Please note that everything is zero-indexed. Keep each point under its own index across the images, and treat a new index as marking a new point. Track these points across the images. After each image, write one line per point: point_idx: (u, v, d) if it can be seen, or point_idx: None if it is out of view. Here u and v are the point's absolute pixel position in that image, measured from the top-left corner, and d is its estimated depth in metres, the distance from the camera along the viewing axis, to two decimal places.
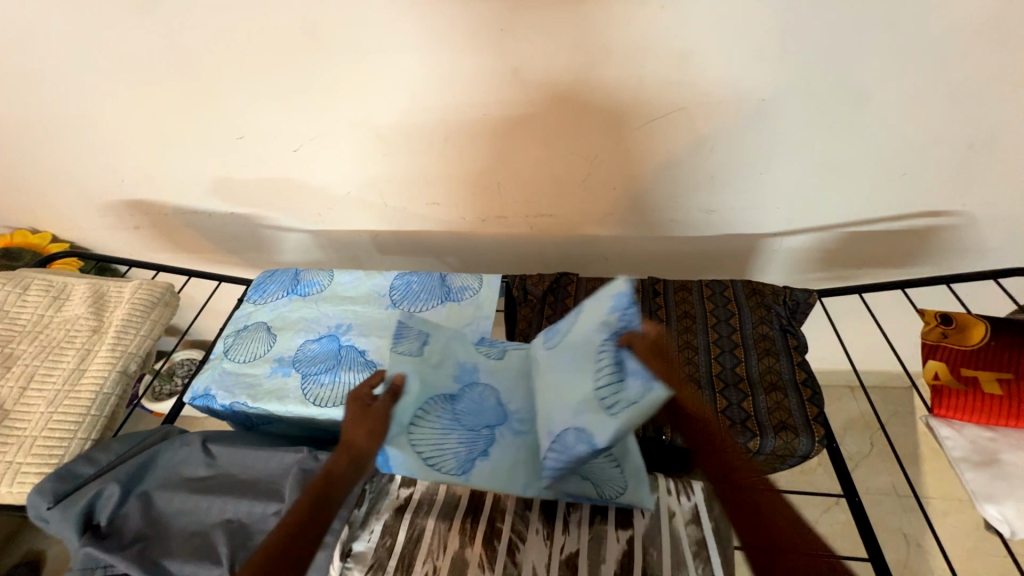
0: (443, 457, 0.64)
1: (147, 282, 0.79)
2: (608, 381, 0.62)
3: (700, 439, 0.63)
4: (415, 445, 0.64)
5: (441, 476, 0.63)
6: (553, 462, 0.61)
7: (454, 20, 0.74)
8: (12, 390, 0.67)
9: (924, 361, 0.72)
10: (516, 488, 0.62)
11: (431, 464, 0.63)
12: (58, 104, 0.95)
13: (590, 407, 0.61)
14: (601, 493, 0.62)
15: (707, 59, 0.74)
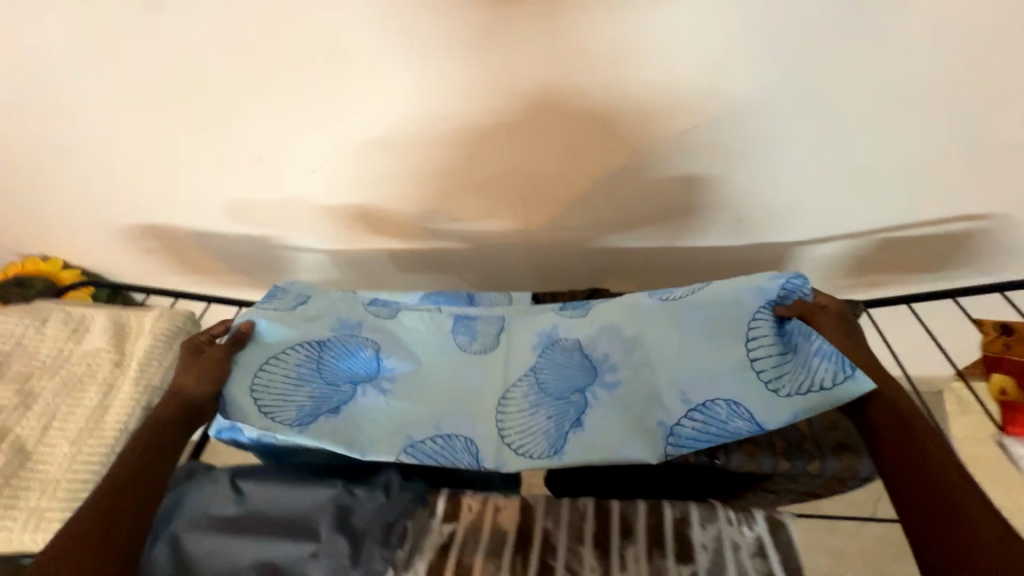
0: (286, 409, 0.67)
1: (169, 310, 0.76)
2: (766, 354, 0.64)
3: (880, 421, 0.58)
4: (257, 395, 0.67)
5: (275, 426, 0.65)
6: (694, 430, 0.62)
7: (484, 33, 0.73)
8: (34, 430, 0.64)
9: (991, 375, 0.78)
10: (356, 446, 0.65)
11: (269, 414, 0.66)
12: (75, 129, 0.94)
13: (745, 378, 0.63)
14: (439, 442, 0.67)
15: (742, 64, 0.74)
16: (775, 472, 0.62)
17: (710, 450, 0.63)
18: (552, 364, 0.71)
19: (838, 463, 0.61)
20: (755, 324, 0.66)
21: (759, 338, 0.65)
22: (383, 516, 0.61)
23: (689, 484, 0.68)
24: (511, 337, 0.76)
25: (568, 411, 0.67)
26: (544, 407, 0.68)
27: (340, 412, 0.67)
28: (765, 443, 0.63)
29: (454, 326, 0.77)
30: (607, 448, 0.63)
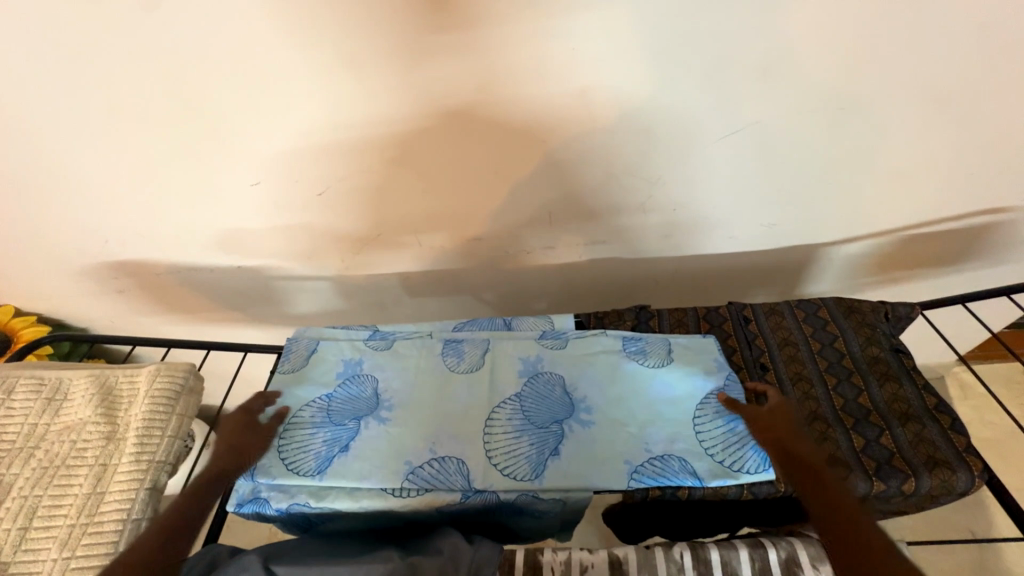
0: (304, 459, 0.64)
1: (164, 365, 0.65)
2: (710, 433, 0.62)
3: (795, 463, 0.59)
4: (282, 451, 0.65)
5: (297, 478, 0.62)
6: (648, 476, 0.60)
7: (515, 43, 0.65)
8: (10, 534, 0.52)
9: None
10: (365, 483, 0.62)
11: (291, 468, 0.63)
12: (23, 163, 0.79)
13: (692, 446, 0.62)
14: (463, 481, 0.61)
15: (794, 69, 0.69)
16: (869, 495, 0.58)
17: (799, 478, 0.59)
18: (539, 389, 0.68)
19: (934, 480, 0.58)
20: (703, 405, 0.64)
21: (705, 420, 0.63)
22: None
23: (771, 510, 0.64)
24: (496, 358, 0.72)
25: (547, 438, 0.64)
26: (525, 432, 0.65)
27: (350, 451, 0.64)
28: (854, 464, 0.60)
29: (444, 348, 0.74)
30: (583, 476, 0.60)
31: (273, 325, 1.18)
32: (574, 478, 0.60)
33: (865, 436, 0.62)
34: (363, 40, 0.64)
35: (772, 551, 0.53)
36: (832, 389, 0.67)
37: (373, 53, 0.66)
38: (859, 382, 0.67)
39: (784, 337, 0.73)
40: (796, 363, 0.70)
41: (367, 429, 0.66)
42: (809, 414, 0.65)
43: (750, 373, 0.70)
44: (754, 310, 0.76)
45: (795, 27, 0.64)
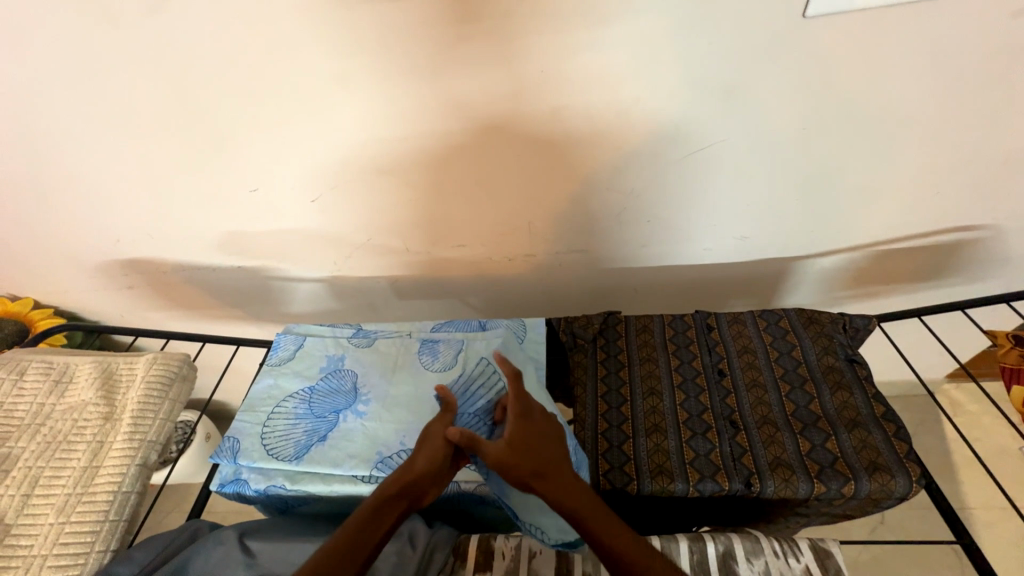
0: (284, 445, 0.69)
1: (160, 354, 0.71)
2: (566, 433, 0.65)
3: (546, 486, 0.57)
4: (265, 437, 0.70)
5: (276, 462, 0.67)
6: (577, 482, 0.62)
7: (490, 64, 0.71)
8: (13, 499, 0.58)
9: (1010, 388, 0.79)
10: (338, 471, 0.66)
11: (271, 452, 0.68)
12: (45, 164, 0.87)
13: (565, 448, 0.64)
14: None
15: (752, 91, 0.74)
16: (810, 496, 0.61)
17: (744, 477, 0.62)
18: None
19: (874, 484, 0.60)
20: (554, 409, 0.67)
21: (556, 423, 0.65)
22: (408, 569, 0.56)
23: (721, 509, 0.66)
24: (468, 358, 0.76)
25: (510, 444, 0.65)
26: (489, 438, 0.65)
27: (327, 441, 0.69)
28: (798, 466, 0.62)
29: (420, 348, 0.79)
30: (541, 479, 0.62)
31: (270, 323, 1.24)
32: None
33: (812, 440, 0.65)
34: (352, 59, 0.71)
35: (710, 544, 0.56)
36: (785, 396, 0.70)
37: (361, 70, 0.72)
38: (812, 389, 0.70)
39: (744, 344, 0.76)
40: (753, 370, 0.73)
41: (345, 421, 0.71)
42: (760, 418, 0.68)
43: (707, 378, 0.73)
44: (717, 318, 0.79)
45: (750, 53, 0.69)
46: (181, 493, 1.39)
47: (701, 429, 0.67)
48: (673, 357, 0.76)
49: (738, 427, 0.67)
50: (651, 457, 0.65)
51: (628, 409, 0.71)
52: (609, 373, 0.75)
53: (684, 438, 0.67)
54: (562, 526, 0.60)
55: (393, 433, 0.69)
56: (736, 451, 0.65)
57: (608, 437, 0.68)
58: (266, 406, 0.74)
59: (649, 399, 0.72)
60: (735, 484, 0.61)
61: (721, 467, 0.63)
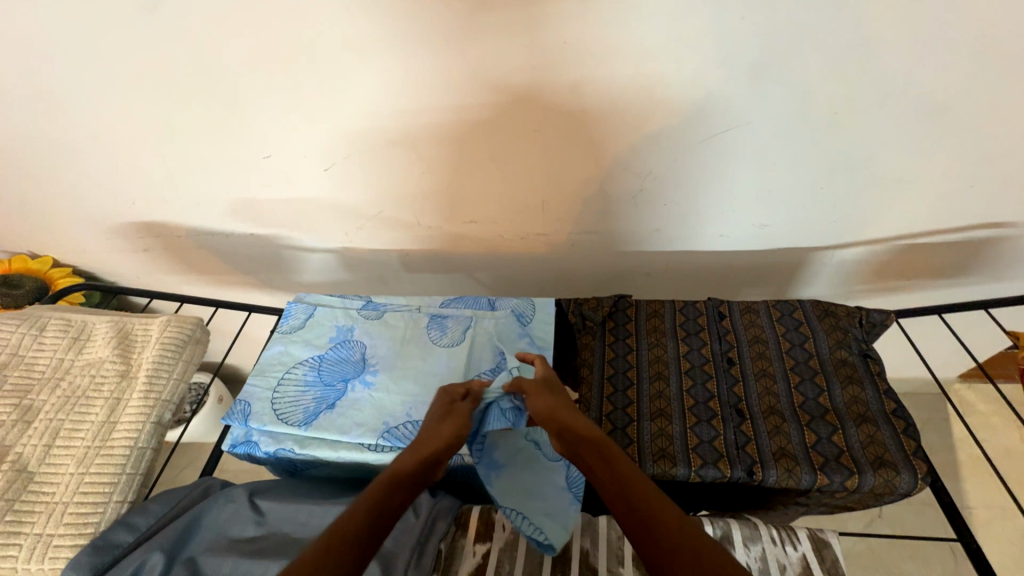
0: (293, 411, 0.71)
1: (174, 317, 0.72)
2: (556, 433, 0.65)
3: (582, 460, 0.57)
4: (274, 402, 0.71)
5: (286, 426, 0.69)
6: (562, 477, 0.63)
7: (511, 34, 0.68)
8: (36, 449, 0.60)
9: None
10: (344, 438, 0.67)
11: (281, 416, 0.70)
12: (59, 123, 0.87)
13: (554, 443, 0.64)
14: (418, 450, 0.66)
15: (783, 71, 0.70)
16: (812, 487, 0.61)
17: (747, 465, 0.62)
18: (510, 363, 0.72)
19: (878, 479, 0.60)
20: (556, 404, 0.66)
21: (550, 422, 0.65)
22: (411, 535, 0.58)
23: (721, 495, 0.67)
24: (476, 335, 0.77)
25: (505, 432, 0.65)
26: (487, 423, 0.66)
27: (336, 409, 0.70)
28: (802, 458, 0.62)
29: (429, 322, 0.79)
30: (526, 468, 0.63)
31: (281, 291, 1.26)
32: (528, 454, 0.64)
33: (818, 433, 0.64)
34: (367, 24, 0.68)
35: (708, 527, 0.57)
36: (794, 387, 0.69)
37: (376, 36, 0.70)
38: (822, 382, 0.69)
39: (755, 334, 0.75)
40: (762, 360, 0.72)
41: (354, 391, 0.72)
42: (767, 408, 0.67)
43: (716, 365, 0.72)
44: (730, 307, 0.78)
45: (785, 31, 0.65)
46: (195, 451, 1.44)
47: (706, 416, 0.67)
48: (682, 344, 0.75)
49: (744, 416, 0.67)
50: (654, 440, 0.66)
51: (634, 393, 0.71)
52: (617, 356, 0.75)
53: (689, 423, 0.67)
54: (547, 513, 0.59)
55: (401, 402, 0.70)
56: (740, 439, 0.65)
57: (613, 420, 0.68)
58: (278, 372, 0.75)
59: (656, 383, 0.71)
60: (737, 472, 0.62)
61: (724, 454, 0.63)
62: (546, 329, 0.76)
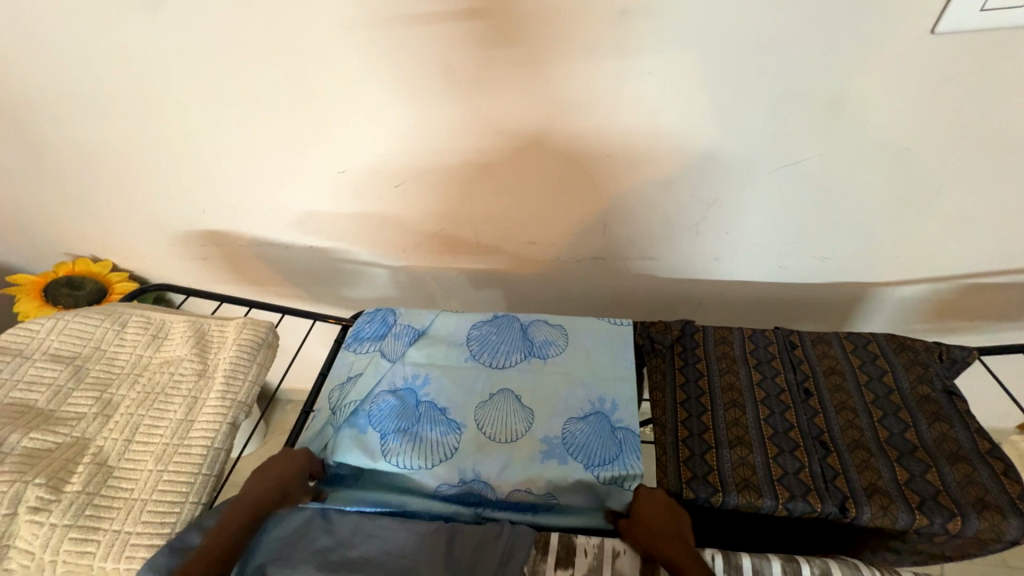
0: (368, 435, 0.69)
1: (249, 320, 0.73)
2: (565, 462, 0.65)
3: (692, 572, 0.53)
4: (349, 426, 0.70)
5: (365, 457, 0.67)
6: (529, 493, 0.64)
7: (600, 61, 0.72)
8: (116, 443, 0.59)
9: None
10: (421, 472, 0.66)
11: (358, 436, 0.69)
12: (149, 131, 0.91)
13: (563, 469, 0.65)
14: (427, 457, 0.67)
15: (859, 108, 0.73)
16: (910, 528, 0.58)
17: (839, 501, 0.59)
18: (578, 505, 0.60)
19: (983, 523, 0.57)
20: (599, 453, 0.65)
21: (572, 449, 0.66)
22: (490, 558, 0.56)
23: (807, 533, 0.64)
24: (539, 386, 0.73)
25: (518, 452, 0.67)
26: (508, 446, 0.68)
27: (413, 446, 0.68)
28: (896, 496, 0.59)
29: (481, 354, 0.77)
30: (532, 477, 0.65)
31: (329, 306, 1.27)
32: (525, 460, 0.66)
33: (910, 470, 0.62)
34: (462, 52, 0.74)
35: (806, 567, 0.53)
36: (878, 421, 0.67)
37: (469, 62, 0.75)
38: (906, 417, 0.67)
39: (830, 365, 0.73)
40: (841, 392, 0.70)
41: (383, 444, 0.68)
42: (852, 442, 0.65)
43: (792, 396, 0.70)
44: (801, 337, 0.77)
45: (862, 66, 0.69)
46: None
47: (789, 447, 0.65)
48: (754, 371, 0.73)
49: (830, 448, 0.64)
50: (735, 469, 0.63)
51: (709, 420, 0.69)
52: (688, 381, 0.73)
53: (770, 454, 0.64)
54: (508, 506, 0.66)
55: (447, 469, 0.66)
56: (828, 472, 0.62)
57: (689, 446, 0.66)
58: (346, 384, 0.74)
59: (731, 411, 0.69)
60: (828, 507, 0.59)
61: (813, 487, 0.61)
62: (576, 359, 0.75)
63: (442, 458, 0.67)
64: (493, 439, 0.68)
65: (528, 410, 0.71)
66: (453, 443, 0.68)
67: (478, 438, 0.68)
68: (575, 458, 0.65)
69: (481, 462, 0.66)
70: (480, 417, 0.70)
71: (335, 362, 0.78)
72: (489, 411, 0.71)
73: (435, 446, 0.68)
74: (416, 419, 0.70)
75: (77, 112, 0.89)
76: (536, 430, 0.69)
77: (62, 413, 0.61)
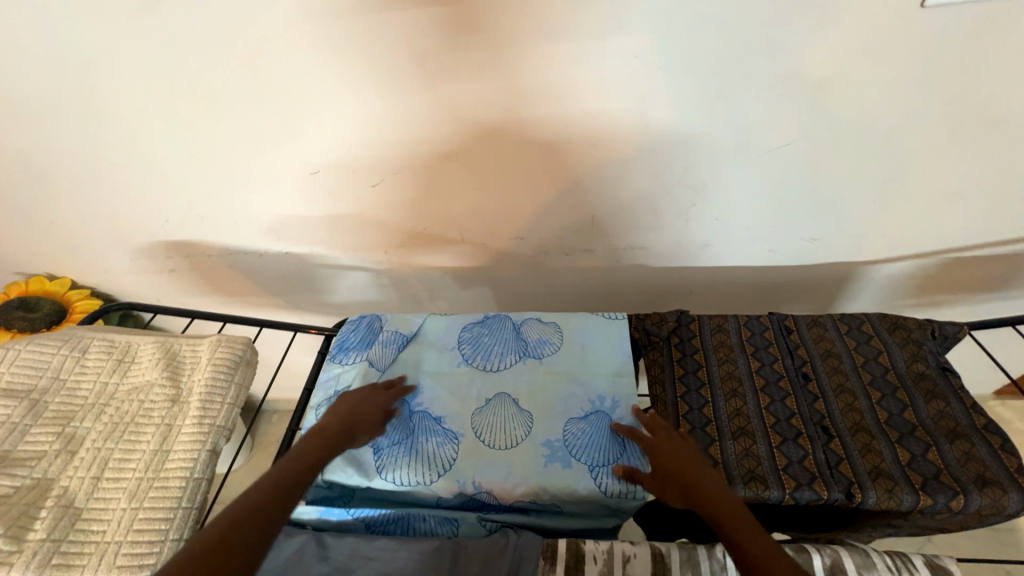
0: (361, 451, 0.65)
1: (223, 337, 0.68)
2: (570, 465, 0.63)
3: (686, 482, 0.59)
4: None
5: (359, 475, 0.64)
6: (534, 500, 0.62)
7: (580, 44, 0.68)
8: (83, 481, 0.54)
9: None
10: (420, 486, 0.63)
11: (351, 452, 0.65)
12: (96, 138, 0.84)
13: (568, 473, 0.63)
14: (426, 471, 0.64)
15: (847, 86, 0.71)
16: (915, 509, 0.58)
17: (844, 487, 0.59)
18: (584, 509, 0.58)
19: (985, 499, 0.57)
20: (601, 453, 0.64)
21: (576, 451, 0.64)
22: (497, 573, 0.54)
23: (812, 518, 0.64)
24: (536, 388, 0.70)
25: (519, 459, 0.65)
26: (509, 453, 0.65)
27: (410, 459, 0.65)
28: (900, 477, 0.59)
29: (474, 358, 0.74)
30: (535, 483, 0.62)
31: (310, 313, 1.21)
32: (527, 467, 0.64)
33: (911, 450, 0.62)
34: (433, 40, 0.69)
35: (817, 557, 0.53)
36: (876, 402, 0.67)
37: (441, 50, 0.70)
38: (904, 397, 0.67)
39: (826, 348, 0.73)
40: (839, 375, 0.70)
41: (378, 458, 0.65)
42: (853, 425, 0.65)
43: (792, 382, 0.70)
44: (795, 321, 0.76)
45: (850, 42, 0.66)
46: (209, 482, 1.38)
47: (792, 434, 0.64)
48: (752, 359, 0.72)
49: (831, 433, 0.64)
50: (740, 460, 0.62)
51: (710, 411, 0.67)
52: (688, 373, 0.71)
53: (774, 442, 0.64)
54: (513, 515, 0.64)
55: (447, 480, 0.63)
56: (832, 458, 0.62)
57: (693, 439, 0.65)
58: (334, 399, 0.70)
59: (731, 401, 0.68)
60: (835, 493, 0.59)
61: (818, 474, 0.60)
62: (572, 357, 0.73)
63: (442, 468, 0.64)
64: (494, 446, 0.66)
65: (527, 413, 0.68)
66: (453, 454, 0.65)
67: (476, 447, 0.66)
68: (578, 458, 0.64)
69: (483, 471, 0.64)
70: (478, 424, 0.68)
71: (320, 376, 0.74)
72: (487, 417, 0.68)
73: (435, 458, 0.65)
74: (411, 431, 0.67)
75: (12, 119, 0.81)
76: (536, 434, 0.67)
77: (19, 453, 0.56)
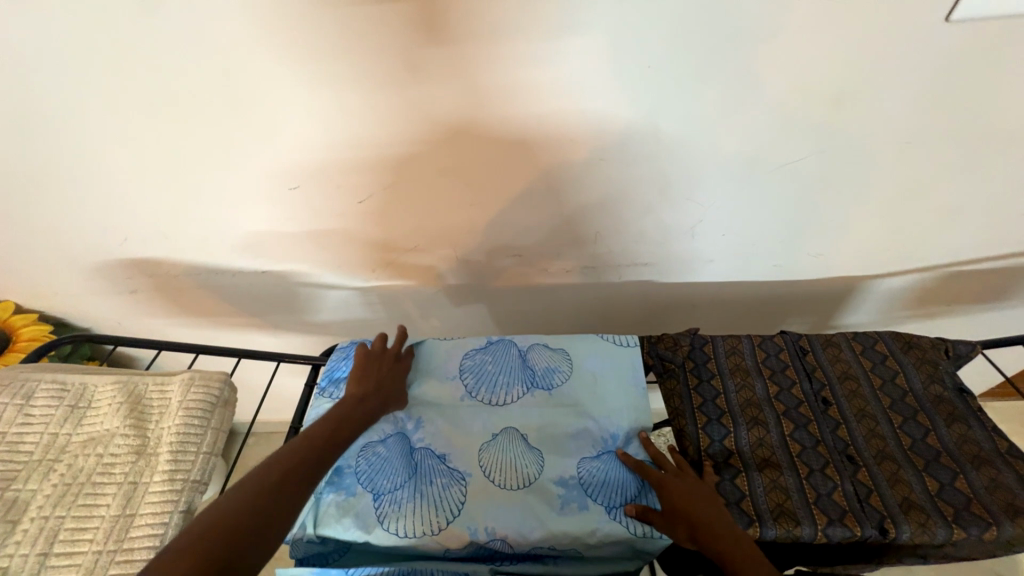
0: (357, 499, 0.59)
1: (197, 375, 0.60)
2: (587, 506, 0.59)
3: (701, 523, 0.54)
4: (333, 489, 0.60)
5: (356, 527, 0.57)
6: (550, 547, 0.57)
7: (589, 55, 0.63)
8: (29, 559, 0.46)
9: None
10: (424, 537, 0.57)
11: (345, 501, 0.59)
12: (40, 148, 0.74)
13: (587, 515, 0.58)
14: (431, 519, 0.58)
15: (864, 103, 0.68)
16: (948, 542, 0.56)
17: (877, 522, 0.56)
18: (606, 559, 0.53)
19: (1017, 529, 0.56)
20: (618, 492, 0.60)
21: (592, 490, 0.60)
22: None
23: (841, 553, 0.61)
24: (547, 421, 0.65)
25: (532, 502, 0.59)
26: (520, 495, 0.60)
27: (413, 505, 0.59)
28: (930, 509, 0.57)
29: (479, 388, 0.68)
30: (551, 528, 0.57)
31: (291, 333, 1.13)
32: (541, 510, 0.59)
33: (939, 479, 0.60)
34: (429, 47, 0.62)
35: None
36: (898, 427, 0.65)
37: (437, 58, 0.63)
38: (926, 421, 0.65)
39: (844, 370, 0.70)
40: (858, 399, 0.67)
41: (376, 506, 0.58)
42: (877, 452, 0.63)
43: (812, 407, 0.67)
44: (811, 341, 0.73)
45: (871, 58, 0.63)
46: None
47: (819, 465, 0.61)
48: (770, 384, 0.69)
49: (857, 463, 0.62)
50: (768, 495, 0.59)
51: (733, 442, 0.64)
52: (706, 402, 0.67)
53: (802, 474, 0.61)
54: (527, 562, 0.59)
55: (455, 529, 0.57)
56: (861, 491, 0.59)
57: (718, 473, 0.61)
58: None
59: (754, 430, 0.65)
60: (868, 530, 0.56)
61: (849, 509, 0.58)
62: (584, 387, 0.68)
63: (448, 515, 0.58)
64: (505, 486, 0.60)
65: (538, 450, 0.63)
66: (460, 497, 0.60)
67: (483, 491, 0.60)
68: (595, 499, 0.59)
69: (494, 517, 0.58)
70: (486, 463, 0.62)
71: (308, 413, 0.66)
72: (495, 454, 0.63)
73: (440, 503, 0.59)
74: (412, 471, 0.61)
75: None
76: (548, 474, 0.61)
77: None
